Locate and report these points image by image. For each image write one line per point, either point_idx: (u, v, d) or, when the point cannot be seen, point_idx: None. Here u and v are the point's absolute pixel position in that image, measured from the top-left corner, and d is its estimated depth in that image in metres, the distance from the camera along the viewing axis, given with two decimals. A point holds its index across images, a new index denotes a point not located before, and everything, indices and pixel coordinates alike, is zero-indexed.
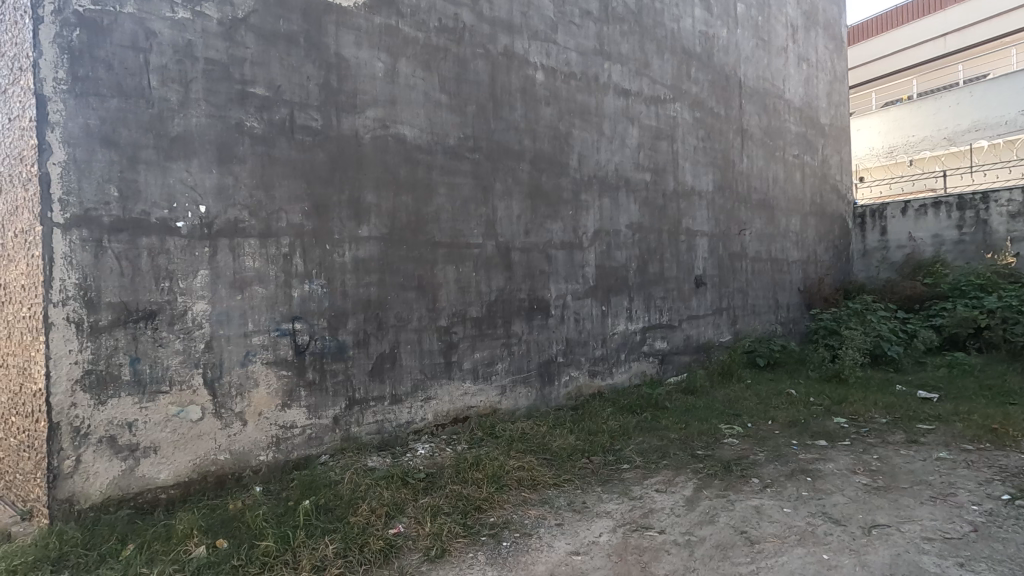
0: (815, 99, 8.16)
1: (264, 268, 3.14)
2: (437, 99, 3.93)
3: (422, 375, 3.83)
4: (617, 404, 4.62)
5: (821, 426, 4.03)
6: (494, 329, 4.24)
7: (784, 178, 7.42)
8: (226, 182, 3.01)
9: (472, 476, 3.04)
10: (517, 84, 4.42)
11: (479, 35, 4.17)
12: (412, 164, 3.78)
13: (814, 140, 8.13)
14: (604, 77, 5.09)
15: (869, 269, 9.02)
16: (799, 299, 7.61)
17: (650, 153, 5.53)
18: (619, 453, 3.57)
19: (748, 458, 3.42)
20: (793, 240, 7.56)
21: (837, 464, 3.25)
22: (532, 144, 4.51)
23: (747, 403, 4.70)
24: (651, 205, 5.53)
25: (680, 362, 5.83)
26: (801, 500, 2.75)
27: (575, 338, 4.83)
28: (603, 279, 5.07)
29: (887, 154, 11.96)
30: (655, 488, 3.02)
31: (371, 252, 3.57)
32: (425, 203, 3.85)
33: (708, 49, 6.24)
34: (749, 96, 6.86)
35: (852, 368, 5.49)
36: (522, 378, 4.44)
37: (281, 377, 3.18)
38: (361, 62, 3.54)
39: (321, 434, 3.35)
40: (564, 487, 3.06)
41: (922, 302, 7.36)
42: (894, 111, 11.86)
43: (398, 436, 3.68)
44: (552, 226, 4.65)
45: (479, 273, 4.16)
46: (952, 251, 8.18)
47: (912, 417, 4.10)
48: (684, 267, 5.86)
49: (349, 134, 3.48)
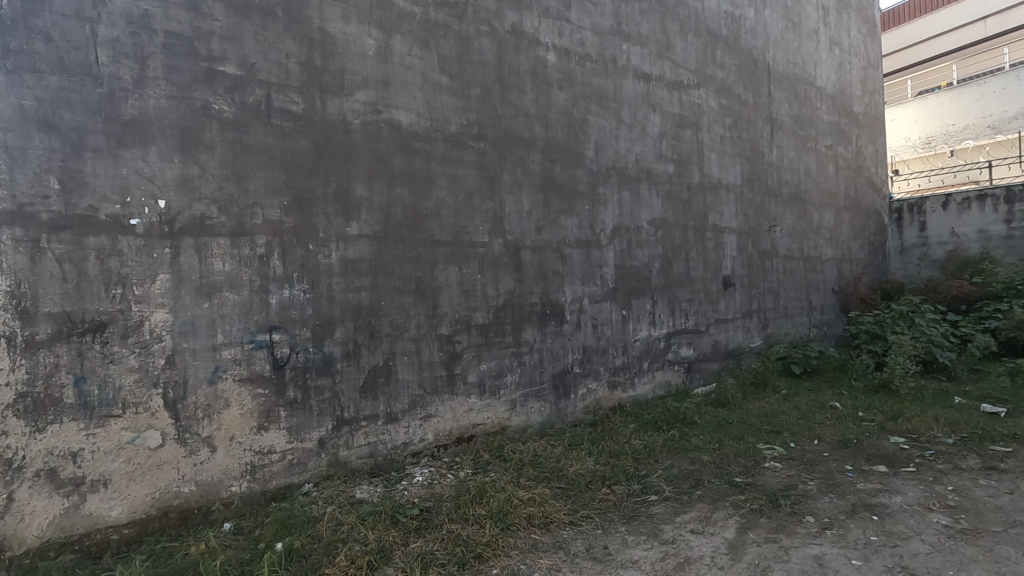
0: (849, 86, 7.59)
1: (236, 270, 2.75)
2: (436, 80, 3.50)
3: (421, 390, 3.41)
4: (640, 420, 4.16)
5: (877, 448, 3.53)
6: (502, 337, 3.80)
7: (817, 170, 6.87)
8: (191, 172, 2.63)
9: (473, 514, 2.64)
10: (526, 66, 3.98)
11: (483, 10, 3.73)
12: (409, 152, 3.37)
13: (848, 129, 7.56)
14: (622, 59, 4.62)
15: (908, 266, 8.37)
16: (834, 300, 7.05)
17: (674, 143, 5.05)
18: (645, 480, 3.12)
19: (797, 488, 2.95)
20: (827, 237, 7.01)
21: (906, 498, 2.78)
22: (544, 132, 4.07)
23: (786, 418, 4.21)
24: (675, 199, 5.05)
25: (707, 371, 5.33)
26: (871, 548, 2.30)
27: (593, 346, 4.37)
28: (623, 281, 4.61)
29: (925, 144, 11.30)
30: (690, 529, 2.58)
31: (362, 252, 3.16)
32: (424, 196, 3.42)
33: (735, 31, 5.74)
34: (779, 82, 6.34)
35: (903, 377, 4.94)
36: (534, 391, 3.99)
37: (257, 396, 2.79)
38: (349, 39, 3.13)
39: (305, 460, 2.95)
40: (582, 526, 2.63)
41: (970, 303, 6.74)
42: (932, 100, 11.19)
43: (393, 460, 3.27)
44: (566, 222, 4.20)
45: (485, 275, 3.72)
46: (1001, 247, 7.52)
47: (984, 437, 3.58)
48: (711, 266, 5.37)
49: (336, 119, 3.08)
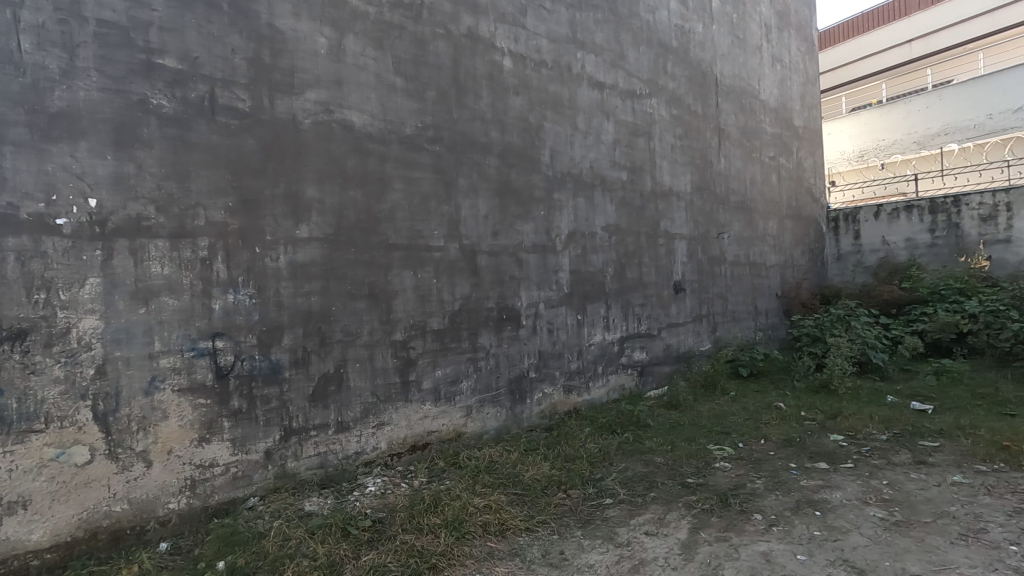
0: (790, 101, 7.96)
1: (176, 274, 2.61)
2: (390, 82, 3.43)
3: (374, 398, 3.32)
4: (595, 423, 4.20)
5: (819, 446, 3.68)
6: (458, 342, 3.76)
7: (761, 180, 7.15)
8: (126, 170, 2.48)
9: (427, 523, 2.59)
10: (482, 70, 3.96)
11: (439, 13, 3.69)
12: (362, 154, 3.29)
13: (789, 142, 7.92)
14: (578, 66, 4.68)
15: (844, 272, 8.83)
16: (778, 305, 7.35)
17: (627, 151, 5.15)
18: (600, 484, 3.15)
19: (745, 487, 3.04)
20: (771, 244, 7.30)
21: (846, 493, 2.91)
22: (500, 137, 4.06)
23: (735, 419, 4.34)
24: (629, 205, 5.15)
25: (660, 374, 5.45)
26: (815, 543, 2.40)
27: (549, 350, 4.39)
28: (578, 286, 4.65)
29: (859, 157, 11.80)
30: (645, 531, 2.61)
31: (312, 255, 3.06)
32: (377, 199, 3.35)
33: (684, 43, 5.92)
34: (726, 94, 6.57)
35: (841, 378, 5.20)
36: (490, 397, 3.97)
37: (197, 406, 2.65)
38: (300, 36, 3.03)
39: (250, 472, 2.82)
40: (538, 532, 2.63)
41: (901, 307, 7.16)
42: (865, 115, 11.65)
43: (345, 470, 3.17)
44: (522, 227, 4.21)
45: (441, 280, 3.67)
46: (926, 255, 8.03)
47: (914, 433, 3.79)
48: (663, 271, 5.50)
49: (285, 118, 2.97)
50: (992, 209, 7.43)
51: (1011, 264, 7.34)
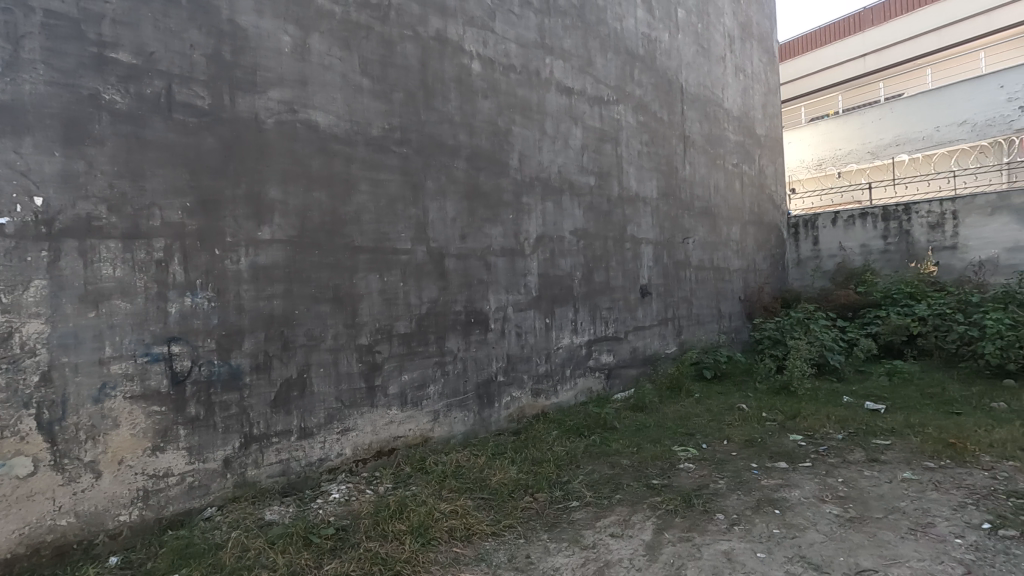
0: (752, 110, 8.20)
1: (128, 277, 2.52)
2: (357, 82, 3.38)
3: (339, 403, 3.25)
4: (563, 426, 4.22)
5: (779, 445, 3.79)
6: (425, 347, 3.72)
7: (725, 186, 7.33)
8: (75, 167, 2.39)
9: (392, 530, 2.56)
10: (451, 73, 3.94)
11: (407, 14, 3.67)
12: (327, 155, 3.23)
13: (752, 150, 8.14)
14: (546, 72, 4.71)
15: (804, 277, 9.13)
16: (740, 308, 7.55)
17: (595, 156, 5.21)
18: (567, 487, 3.16)
19: (708, 488, 3.10)
20: (734, 249, 7.49)
21: (804, 491, 3.00)
22: (469, 140, 4.05)
23: (699, 420, 4.42)
24: (596, 210, 5.21)
25: (627, 377, 5.51)
26: (774, 541, 2.46)
27: (517, 354, 4.39)
28: (546, 290, 4.67)
29: (817, 166, 12.19)
30: (610, 533, 2.63)
31: (275, 257, 2.99)
32: (343, 201, 3.29)
33: (651, 51, 6.03)
34: (691, 102, 6.72)
35: (800, 379, 5.37)
36: (457, 402, 3.94)
37: (151, 414, 2.56)
38: (263, 34, 2.97)
39: (207, 482, 2.73)
40: (504, 536, 2.62)
41: (856, 310, 7.43)
42: (823, 125, 12.00)
43: (308, 477, 3.10)
44: (491, 230, 4.20)
45: (409, 283, 3.63)
46: (880, 261, 8.36)
47: (868, 433, 3.92)
48: (629, 275, 5.57)
49: (246, 116, 2.90)
50: (939, 217, 7.79)
51: (957, 270, 7.71)
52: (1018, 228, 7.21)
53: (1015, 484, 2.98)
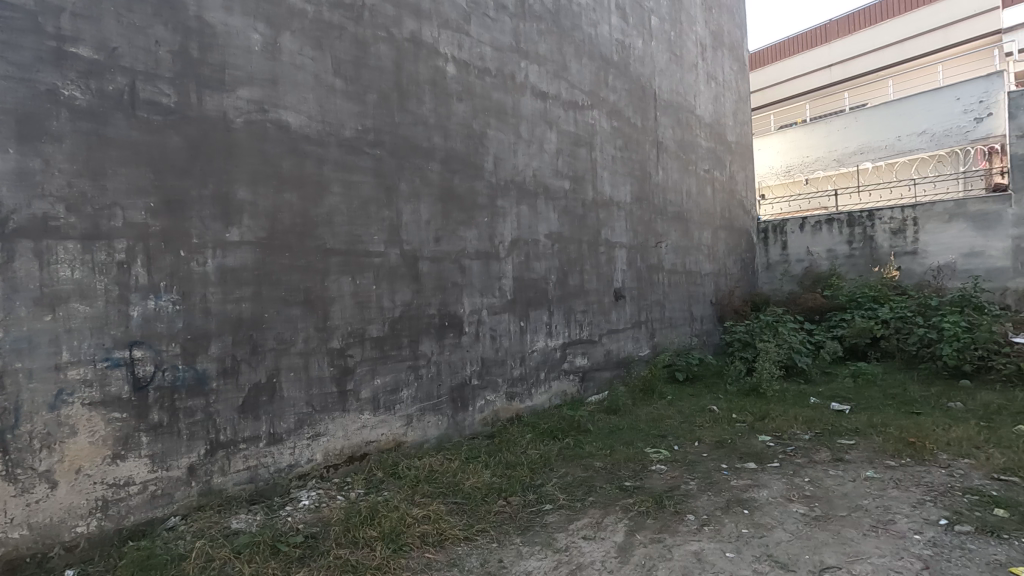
0: (723, 117, 8.37)
1: (88, 279, 2.44)
2: (329, 83, 3.34)
3: (309, 408, 3.20)
4: (537, 430, 4.22)
5: (748, 446, 3.87)
6: (398, 350, 3.68)
7: (696, 191, 7.46)
8: (31, 165, 2.30)
9: (362, 536, 2.52)
10: (425, 75, 3.92)
11: (381, 15, 3.64)
12: (298, 155, 3.18)
13: (723, 156, 8.31)
14: (521, 75, 4.73)
15: (773, 280, 9.37)
16: (712, 311, 7.68)
17: (569, 160, 5.25)
18: (540, 490, 3.17)
19: (679, 489, 3.14)
20: (706, 253, 7.62)
21: (771, 491, 3.06)
22: (443, 142, 4.04)
23: (671, 422, 4.48)
24: (571, 214, 5.24)
25: (601, 379, 5.55)
26: (742, 540, 2.50)
27: (491, 357, 4.38)
28: (521, 293, 4.67)
29: (786, 173, 12.51)
30: (583, 535, 2.64)
31: (243, 259, 2.92)
32: (314, 202, 3.24)
33: (625, 58, 6.10)
34: (664, 109, 6.82)
35: (769, 381, 5.49)
36: (431, 406, 3.91)
37: (111, 421, 2.48)
38: (232, 31, 2.91)
39: (171, 490, 2.65)
40: (477, 541, 2.60)
41: (822, 313, 7.63)
42: (792, 132, 12.35)
43: (276, 484, 3.03)
44: (465, 233, 4.19)
45: (382, 286, 3.59)
46: (845, 265, 8.61)
47: (833, 433, 4.03)
48: (603, 279, 5.62)
49: (214, 115, 2.83)
50: (901, 223, 8.07)
51: (917, 275, 7.98)
52: (974, 234, 7.53)
53: (970, 480, 3.10)
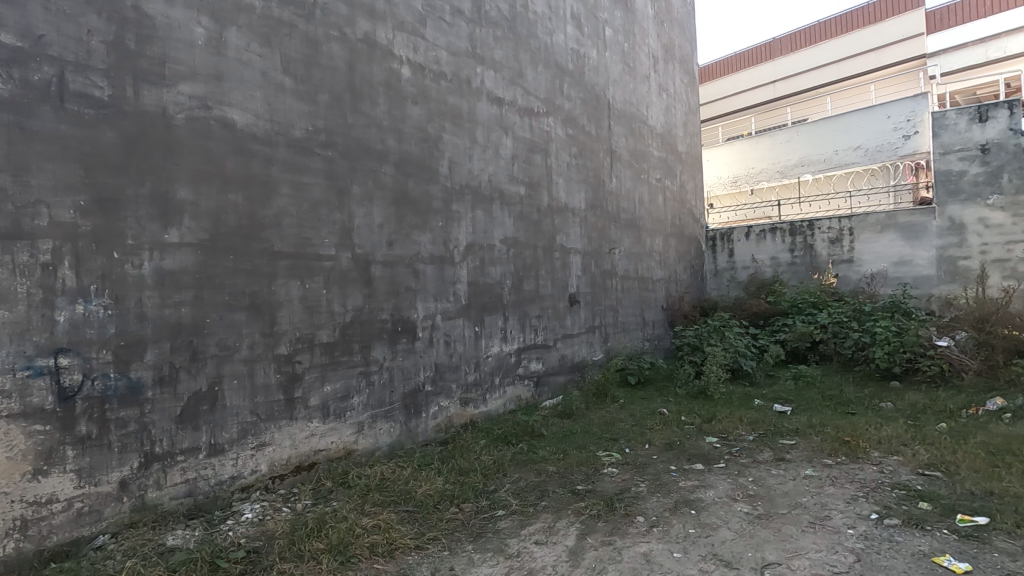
0: (674, 128, 8.62)
1: (7, 281, 2.28)
2: (278, 81, 3.24)
3: (254, 417, 3.07)
4: (491, 435, 4.21)
5: (696, 448, 3.98)
6: (349, 356, 3.59)
7: (648, 199, 7.65)
8: None
9: (309, 549, 2.45)
10: (379, 77, 3.86)
11: (334, 14, 3.56)
12: (244, 155, 3.06)
13: (674, 165, 8.56)
14: (476, 80, 4.73)
15: (721, 286, 9.76)
16: (663, 316, 7.88)
17: (525, 166, 5.28)
18: (493, 496, 3.16)
19: (630, 491, 3.19)
20: (657, 259, 7.82)
21: (718, 490, 3.16)
22: (397, 145, 3.98)
23: (623, 425, 4.55)
24: (526, 219, 5.27)
25: (555, 384, 5.59)
26: (689, 540, 2.56)
27: (445, 363, 4.34)
28: (475, 298, 4.66)
29: (732, 183, 12.98)
30: (534, 540, 2.64)
31: (183, 262, 2.80)
32: (261, 204, 3.13)
33: (579, 67, 6.21)
34: (618, 118, 6.97)
35: (716, 384, 5.67)
36: (383, 413, 3.83)
37: (33, 434, 2.31)
38: (173, 24, 2.78)
39: (100, 507, 2.50)
40: (428, 549, 2.57)
41: (766, 318, 7.96)
42: (738, 144, 12.83)
43: (217, 497, 2.90)
44: (419, 237, 4.14)
45: (332, 290, 3.50)
46: (787, 272, 9.00)
47: (775, 433, 4.20)
48: (558, 284, 5.67)
49: (152, 110, 2.69)
50: (837, 233, 8.53)
51: (852, 282, 8.44)
52: (903, 244, 8.02)
53: (898, 476, 3.29)
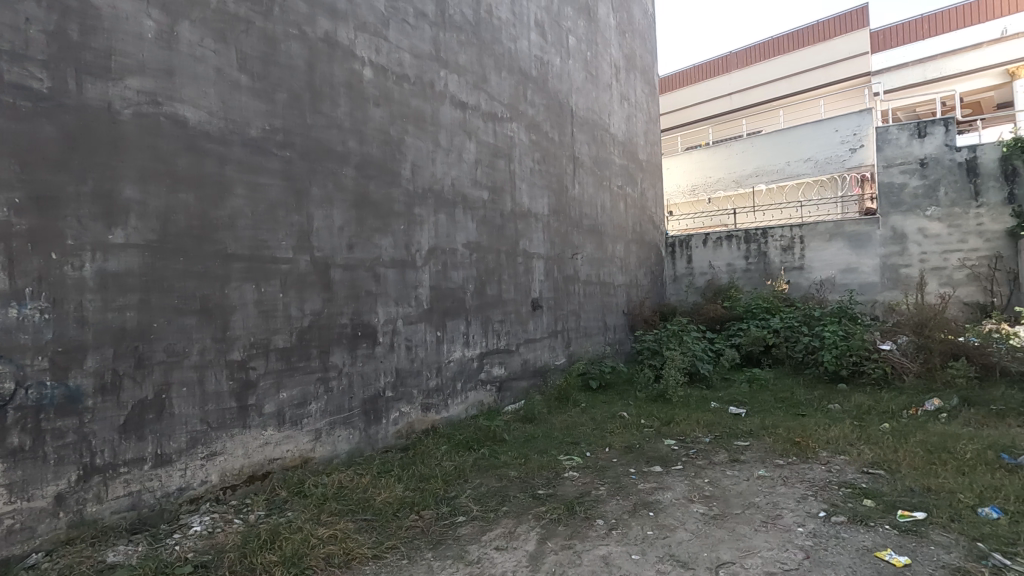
0: (635, 136, 8.80)
1: None
2: (233, 78, 3.14)
3: (204, 426, 2.96)
4: (452, 441, 4.18)
5: (654, 450, 4.05)
6: (306, 362, 3.50)
7: (610, 206, 7.77)
8: None
9: (261, 562, 2.38)
10: (340, 77, 3.80)
11: (293, 12, 3.48)
12: (197, 153, 2.96)
13: (635, 173, 8.72)
14: (440, 84, 4.71)
15: (679, 292, 9.95)
16: (624, 321, 8.00)
17: (488, 171, 5.29)
18: (454, 502, 3.13)
19: (590, 495, 3.22)
20: (618, 265, 7.94)
21: (675, 492, 3.22)
22: (358, 147, 3.92)
23: (584, 429, 4.59)
24: (489, 224, 5.27)
25: (517, 389, 5.59)
26: (647, 542, 2.60)
27: (406, 368, 4.29)
28: (437, 302, 4.62)
29: (691, 191, 13.31)
30: (494, 546, 2.63)
31: (129, 264, 2.68)
32: (215, 204, 3.03)
33: (543, 74, 6.27)
34: (580, 125, 7.07)
35: (674, 388, 5.79)
36: (341, 419, 3.75)
37: None
38: (121, 15, 2.67)
39: (33, 523, 2.36)
40: (386, 558, 2.52)
41: (722, 323, 8.19)
42: (696, 154, 13.17)
43: (164, 510, 2.77)
44: (380, 241, 4.08)
45: (289, 294, 3.41)
46: (742, 278, 9.28)
47: (730, 435, 4.32)
48: (521, 289, 5.69)
49: (96, 104, 2.57)
50: (789, 241, 8.86)
51: (803, 288, 8.77)
52: (849, 252, 8.40)
53: (844, 475, 3.42)
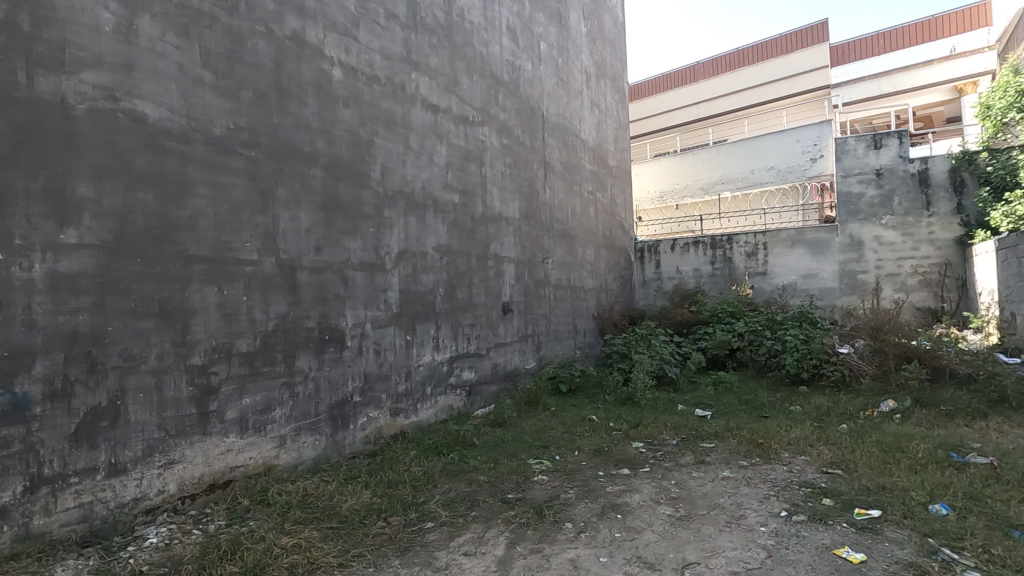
0: (605, 142, 8.90)
1: None
2: (196, 74, 3.06)
3: (162, 433, 2.85)
4: (421, 446, 4.14)
5: (623, 453, 4.09)
6: (270, 366, 3.42)
7: (580, 211, 7.84)
8: None
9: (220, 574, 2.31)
10: (309, 77, 3.73)
11: (260, 10, 3.41)
12: (157, 151, 2.86)
13: (604, 179, 8.82)
14: (411, 86, 4.67)
15: (647, 296, 10.08)
16: (593, 325, 8.07)
17: (459, 174, 5.27)
18: (423, 508, 3.10)
19: (559, 498, 3.23)
20: (588, 270, 8.01)
21: (643, 494, 3.26)
22: (327, 148, 3.86)
23: (553, 433, 4.61)
24: (460, 227, 5.25)
25: (487, 393, 5.58)
26: (615, 544, 2.62)
27: (374, 372, 4.22)
28: (407, 306, 4.57)
29: (659, 198, 13.53)
30: (463, 551, 2.61)
31: (82, 265, 2.57)
32: (175, 204, 2.94)
33: (515, 79, 6.29)
34: (552, 130, 7.12)
35: (642, 391, 5.87)
36: (307, 425, 3.67)
37: None
38: (76, 6, 2.57)
39: None
40: (352, 567, 2.47)
41: (689, 327, 8.35)
42: (664, 161, 13.40)
43: (118, 522, 2.67)
44: (349, 243, 4.02)
45: (253, 297, 3.33)
46: (708, 283, 9.47)
47: (696, 437, 4.40)
48: (492, 293, 5.68)
49: (48, 98, 2.47)
50: (753, 247, 9.08)
51: (767, 293, 9.01)
52: (810, 259, 8.67)
53: (805, 475, 3.52)
